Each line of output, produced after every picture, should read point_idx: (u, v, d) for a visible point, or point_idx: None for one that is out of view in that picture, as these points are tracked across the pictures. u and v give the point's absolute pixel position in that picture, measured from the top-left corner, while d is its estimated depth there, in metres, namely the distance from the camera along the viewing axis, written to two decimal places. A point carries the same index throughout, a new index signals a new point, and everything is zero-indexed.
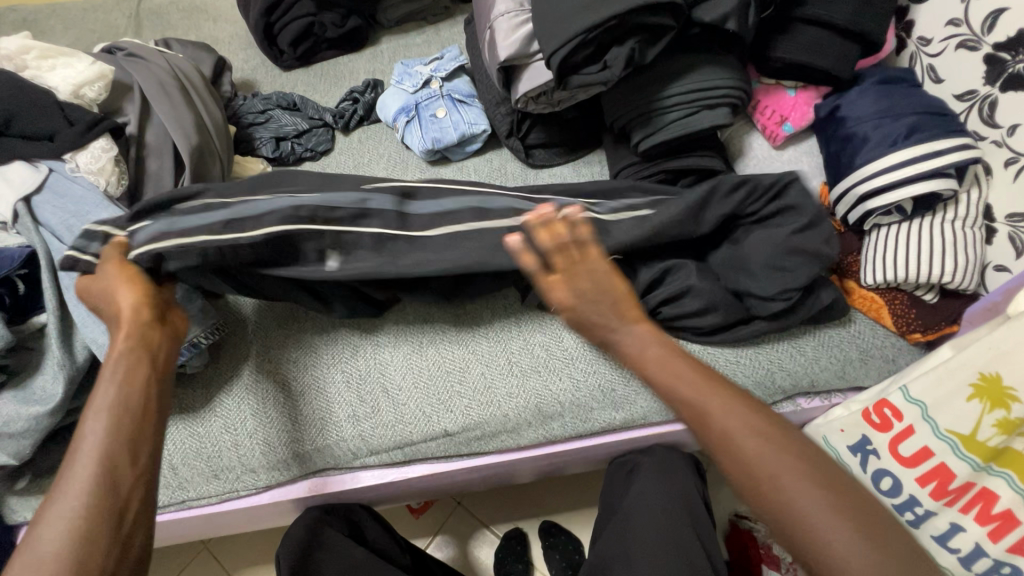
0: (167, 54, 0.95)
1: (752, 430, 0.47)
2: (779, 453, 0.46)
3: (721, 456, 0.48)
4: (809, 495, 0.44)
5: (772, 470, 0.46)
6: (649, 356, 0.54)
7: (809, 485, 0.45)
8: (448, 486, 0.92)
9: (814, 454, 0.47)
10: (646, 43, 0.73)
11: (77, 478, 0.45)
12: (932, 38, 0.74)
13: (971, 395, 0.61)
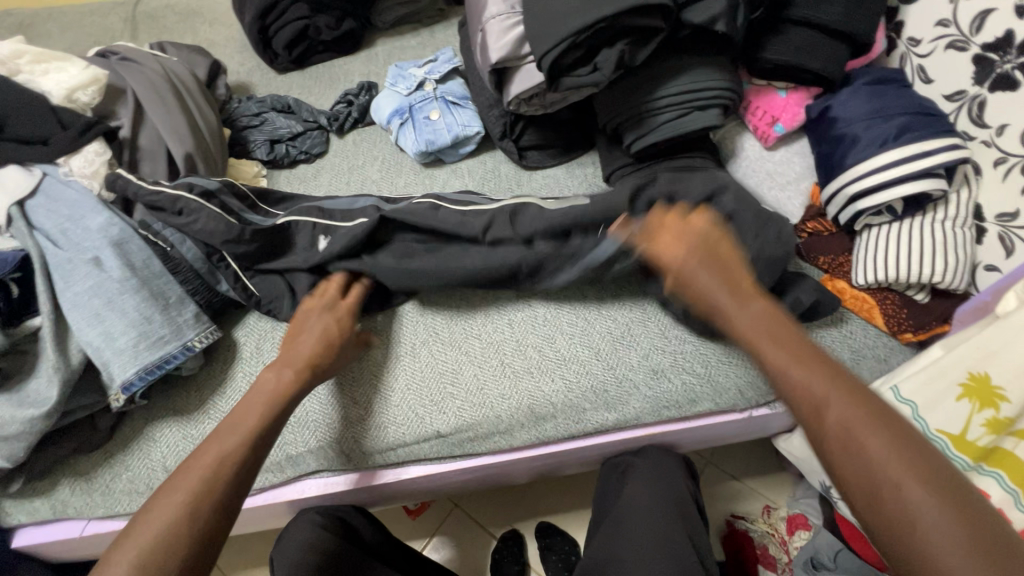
0: (160, 58, 0.95)
1: (872, 425, 0.42)
2: (899, 457, 0.41)
3: (830, 449, 0.43)
4: (928, 507, 0.38)
5: (858, 441, 0.42)
6: (760, 334, 0.50)
7: (928, 495, 0.39)
8: (446, 488, 0.92)
9: (940, 465, 0.41)
10: (636, 45, 0.73)
11: (191, 476, 0.52)
12: (922, 39, 0.75)
13: (960, 395, 0.61)
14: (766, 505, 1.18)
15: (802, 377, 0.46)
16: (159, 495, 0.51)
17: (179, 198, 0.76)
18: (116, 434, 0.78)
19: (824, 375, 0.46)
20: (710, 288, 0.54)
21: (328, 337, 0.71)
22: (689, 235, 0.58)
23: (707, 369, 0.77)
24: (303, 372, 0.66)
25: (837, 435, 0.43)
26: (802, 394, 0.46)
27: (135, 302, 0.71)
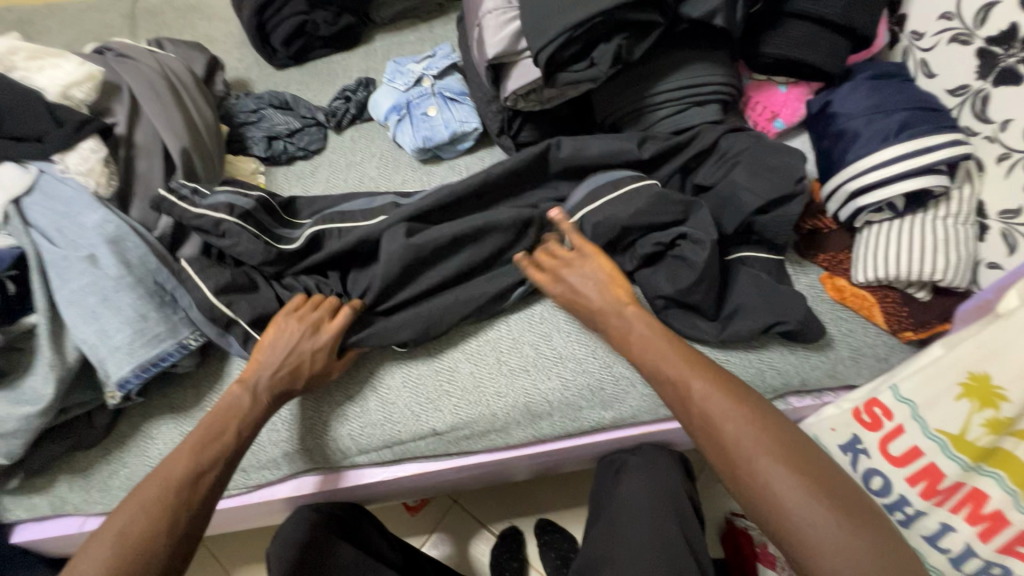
0: (157, 54, 0.95)
1: (731, 417, 0.57)
2: (755, 440, 0.56)
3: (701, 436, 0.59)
4: (773, 472, 0.54)
5: (758, 466, 0.55)
6: (635, 340, 0.66)
7: (776, 466, 0.55)
8: (442, 484, 0.92)
9: (792, 444, 0.56)
10: (634, 40, 0.73)
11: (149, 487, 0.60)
12: (925, 32, 0.73)
13: (960, 395, 0.60)
14: None
15: (699, 408, 0.59)
16: (114, 517, 0.59)
17: (219, 219, 0.75)
18: (114, 431, 0.78)
19: (721, 406, 0.58)
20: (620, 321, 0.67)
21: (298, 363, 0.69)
22: (569, 263, 0.72)
23: None
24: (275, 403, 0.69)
25: (702, 425, 0.59)
26: (714, 433, 0.58)
27: (130, 299, 0.71)
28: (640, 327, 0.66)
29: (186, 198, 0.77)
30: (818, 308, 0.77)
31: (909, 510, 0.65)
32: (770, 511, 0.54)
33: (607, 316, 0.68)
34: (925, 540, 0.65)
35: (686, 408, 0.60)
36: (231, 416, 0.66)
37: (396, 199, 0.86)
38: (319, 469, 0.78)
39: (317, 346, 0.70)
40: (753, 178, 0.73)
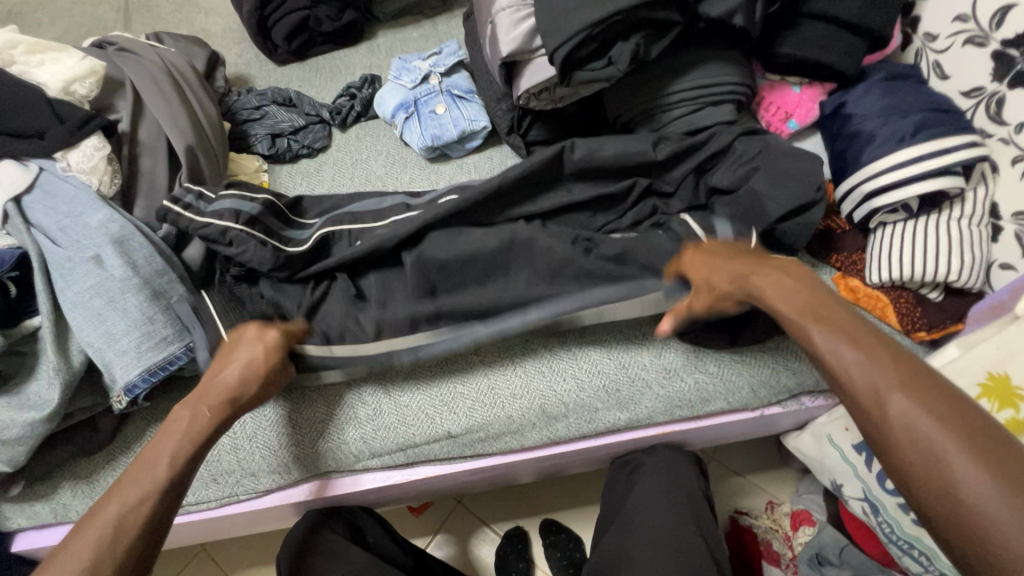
0: (158, 48, 0.92)
1: (921, 407, 0.49)
2: (944, 433, 0.47)
3: (879, 435, 0.50)
4: (975, 477, 0.44)
5: (957, 473, 0.45)
6: (807, 322, 0.59)
7: (975, 468, 0.45)
8: (448, 488, 0.91)
9: (983, 441, 0.46)
10: (651, 39, 0.72)
11: (80, 539, 0.56)
12: (938, 34, 0.74)
13: (979, 395, 0.59)
14: (769, 501, 1.19)
15: (884, 402, 0.50)
16: (78, 532, 0.56)
17: (226, 227, 0.74)
18: (119, 436, 0.76)
19: (915, 401, 0.49)
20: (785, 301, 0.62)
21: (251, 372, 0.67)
22: (714, 248, 0.69)
23: (718, 368, 0.76)
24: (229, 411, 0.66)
25: (881, 418, 0.50)
26: (891, 426, 0.49)
27: (137, 302, 0.69)
28: (794, 305, 0.61)
29: (191, 206, 0.76)
30: None
31: None
32: (944, 500, 0.45)
33: (781, 295, 0.63)
34: None
35: (854, 386, 0.53)
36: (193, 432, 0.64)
37: (407, 199, 0.86)
38: (307, 476, 0.77)
39: (266, 361, 0.68)
40: (772, 181, 0.73)
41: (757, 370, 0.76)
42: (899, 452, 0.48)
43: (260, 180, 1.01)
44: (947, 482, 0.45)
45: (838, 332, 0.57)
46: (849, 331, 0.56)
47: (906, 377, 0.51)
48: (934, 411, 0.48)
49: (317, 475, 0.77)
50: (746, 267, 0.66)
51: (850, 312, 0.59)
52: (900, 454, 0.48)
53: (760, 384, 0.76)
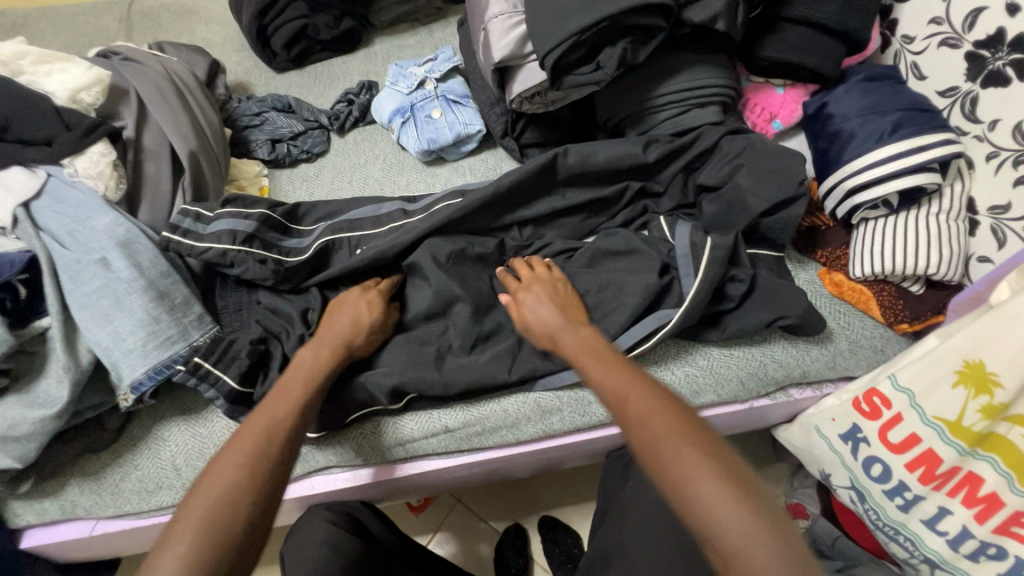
0: (161, 57, 0.95)
1: (676, 429, 0.52)
2: (695, 451, 0.51)
3: (649, 461, 0.52)
4: (714, 493, 0.48)
5: (695, 487, 0.49)
6: (589, 354, 0.64)
7: (712, 481, 0.49)
8: (455, 481, 0.94)
9: (717, 452, 0.51)
10: (638, 43, 0.74)
11: (214, 482, 0.52)
12: (915, 36, 0.76)
13: (956, 382, 0.62)
14: None
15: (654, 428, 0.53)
16: (204, 476, 0.53)
17: (226, 249, 0.79)
18: (125, 434, 0.78)
19: (676, 423, 0.53)
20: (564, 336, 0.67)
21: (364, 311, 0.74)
22: (537, 281, 0.75)
23: (708, 359, 0.78)
24: (336, 354, 0.68)
25: (650, 445, 0.52)
26: (657, 449, 0.52)
27: (142, 302, 0.72)
28: (568, 340, 0.66)
29: (190, 231, 0.79)
30: (817, 303, 0.80)
31: (909, 494, 0.69)
32: (686, 506, 0.49)
33: (563, 329, 0.68)
34: (925, 524, 0.69)
35: (619, 404, 0.57)
36: (304, 370, 0.65)
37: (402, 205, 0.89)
38: (375, 463, 0.79)
39: (375, 297, 0.76)
40: (755, 180, 0.76)
41: (745, 363, 0.78)
42: (655, 466, 0.52)
43: (260, 185, 1.03)
44: (684, 490, 0.49)
45: (609, 365, 0.61)
46: (603, 360, 0.62)
47: (660, 399, 0.55)
48: (672, 428, 0.53)
49: (385, 462, 0.80)
50: (554, 304, 0.71)
51: (609, 344, 0.65)
52: (652, 467, 0.52)
53: (749, 377, 0.78)
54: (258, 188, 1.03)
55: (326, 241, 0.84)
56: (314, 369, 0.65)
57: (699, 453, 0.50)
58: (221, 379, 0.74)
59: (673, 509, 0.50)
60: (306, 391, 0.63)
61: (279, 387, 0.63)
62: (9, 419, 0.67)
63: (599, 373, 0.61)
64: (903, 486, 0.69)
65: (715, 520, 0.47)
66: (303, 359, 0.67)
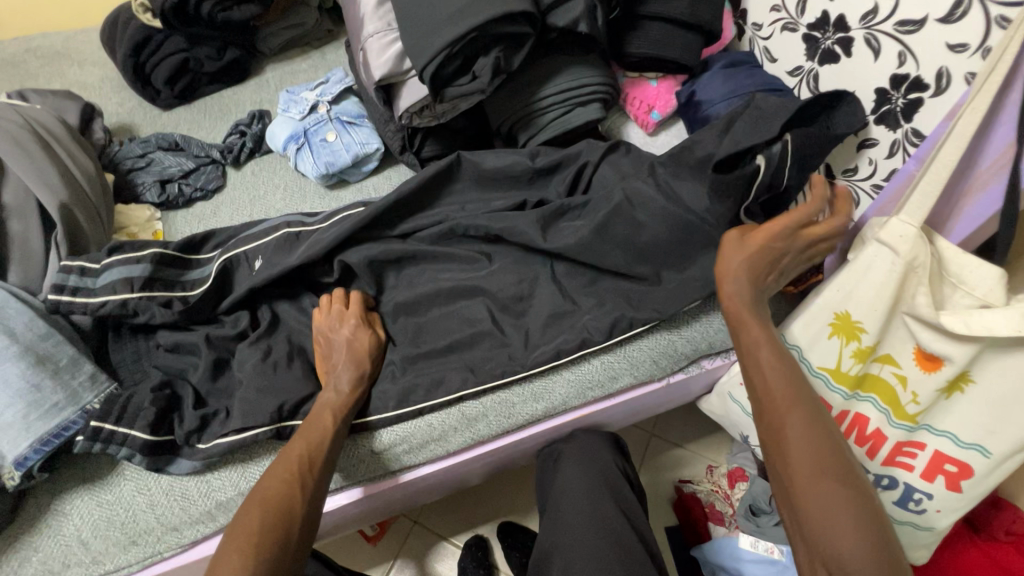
0: (19, 107, 0.89)
1: (814, 436, 0.52)
2: (819, 453, 0.51)
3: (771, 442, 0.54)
4: (839, 509, 0.48)
5: (815, 493, 0.49)
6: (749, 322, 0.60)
7: (837, 496, 0.49)
8: (407, 500, 0.93)
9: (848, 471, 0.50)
10: (510, 50, 0.77)
11: (251, 515, 0.59)
12: (762, 23, 0.83)
13: (831, 333, 0.67)
14: (709, 466, 1.25)
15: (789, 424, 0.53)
16: (250, 497, 0.61)
17: (126, 299, 0.76)
18: (19, 516, 0.72)
19: (805, 424, 0.52)
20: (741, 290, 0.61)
21: (358, 353, 0.75)
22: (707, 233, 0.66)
23: (621, 346, 0.81)
24: (357, 382, 0.73)
25: (772, 427, 0.54)
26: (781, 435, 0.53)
27: (18, 370, 0.67)
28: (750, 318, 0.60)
29: (79, 287, 0.75)
30: None
31: None
32: (819, 527, 0.48)
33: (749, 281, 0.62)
34: None
35: (771, 403, 0.55)
36: (327, 409, 0.70)
37: (300, 220, 0.87)
38: (371, 478, 0.78)
39: (366, 337, 0.76)
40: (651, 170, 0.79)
41: (654, 343, 0.81)
42: (782, 467, 0.52)
43: (154, 229, 0.98)
44: (824, 515, 0.48)
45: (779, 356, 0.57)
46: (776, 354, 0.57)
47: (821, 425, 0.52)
48: (822, 453, 0.51)
49: (382, 476, 0.78)
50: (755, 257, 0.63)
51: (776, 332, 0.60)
52: (789, 471, 0.51)
53: (662, 355, 0.81)
54: (152, 233, 0.98)
55: (224, 262, 0.81)
56: (340, 402, 0.71)
57: (849, 489, 0.49)
58: (129, 435, 0.69)
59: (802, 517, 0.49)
60: (334, 424, 0.69)
61: (306, 424, 0.68)
62: None
63: (774, 364, 0.56)
64: None
65: (848, 548, 0.46)
66: (325, 396, 0.72)
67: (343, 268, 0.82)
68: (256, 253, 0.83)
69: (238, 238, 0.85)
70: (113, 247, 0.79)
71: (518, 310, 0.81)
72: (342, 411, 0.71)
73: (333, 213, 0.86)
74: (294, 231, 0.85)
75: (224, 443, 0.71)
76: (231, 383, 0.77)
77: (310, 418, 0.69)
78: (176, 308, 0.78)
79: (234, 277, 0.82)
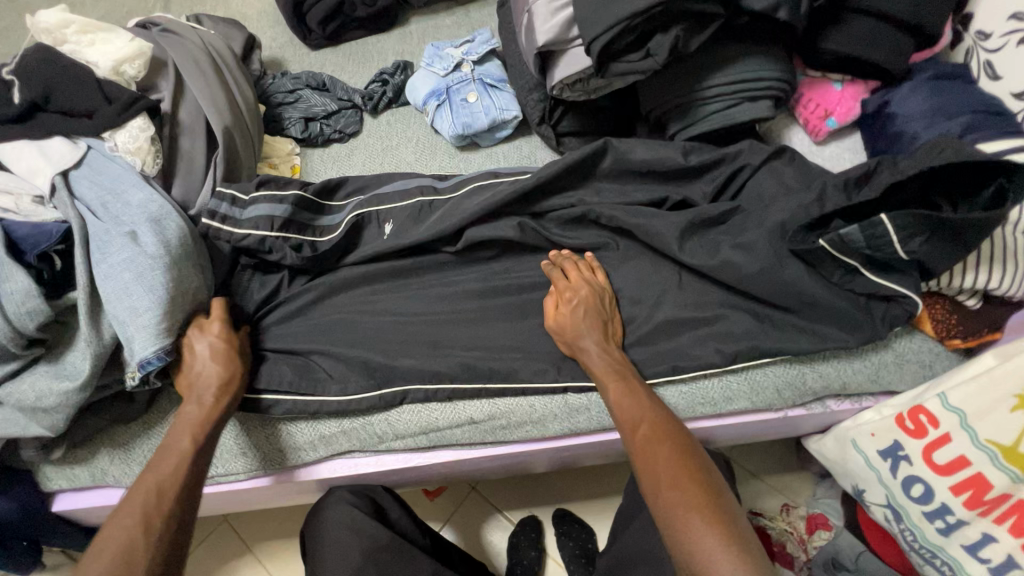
0: (199, 30, 0.95)
1: (675, 454, 0.61)
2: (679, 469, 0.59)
3: (639, 461, 0.62)
4: (695, 517, 0.55)
5: (679, 502, 0.56)
6: (608, 369, 0.70)
7: (698, 502, 0.56)
8: (482, 472, 0.93)
9: (710, 484, 0.58)
10: (691, 31, 0.71)
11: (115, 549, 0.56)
12: (992, 33, 0.72)
13: (1015, 406, 0.60)
14: (784, 504, 1.10)
15: (642, 438, 0.63)
16: (109, 523, 0.59)
17: (265, 236, 0.78)
18: (153, 408, 0.79)
19: (657, 438, 0.62)
20: (583, 331, 0.72)
21: (221, 372, 0.70)
22: (574, 288, 0.74)
23: (745, 369, 0.75)
24: (222, 400, 0.69)
25: (643, 446, 0.62)
26: (647, 457, 0.61)
27: (163, 280, 0.69)
28: (596, 360, 0.70)
29: (228, 215, 0.78)
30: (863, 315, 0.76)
31: (951, 518, 0.66)
32: (674, 539, 0.55)
33: (591, 338, 0.71)
34: (966, 550, 0.66)
35: (629, 431, 0.64)
36: (187, 427, 0.66)
37: (431, 182, 0.88)
38: (276, 469, 0.78)
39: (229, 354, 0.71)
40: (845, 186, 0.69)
41: (782, 372, 0.74)
42: (651, 486, 0.59)
43: (292, 163, 1.02)
44: (677, 524, 0.55)
45: (630, 391, 0.67)
46: (629, 388, 0.68)
47: (668, 446, 0.61)
48: (676, 468, 0.59)
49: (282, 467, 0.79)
50: (591, 325, 0.72)
51: (632, 369, 0.71)
52: (647, 495, 0.59)
53: (787, 386, 0.75)
54: (290, 167, 1.02)
55: (356, 216, 0.83)
56: (201, 419, 0.67)
57: (693, 497, 0.56)
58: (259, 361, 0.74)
59: (660, 532, 0.57)
60: (191, 444, 0.65)
61: (161, 449, 0.65)
62: (37, 390, 0.66)
63: (621, 393, 0.67)
64: (946, 509, 0.66)
65: (699, 554, 0.53)
66: (189, 410, 0.67)
67: (472, 232, 0.81)
68: (387, 215, 0.85)
69: (371, 195, 0.86)
70: (261, 180, 0.83)
71: (638, 308, 0.77)
72: (201, 428, 0.66)
73: (466, 184, 0.85)
74: (427, 200, 0.85)
75: (336, 403, 0.75)
76: (352, 325, 0.80)
77: (175, 434, 0.66)
78: (304, 253, 0.80)
79: (366, 226, 0.85)
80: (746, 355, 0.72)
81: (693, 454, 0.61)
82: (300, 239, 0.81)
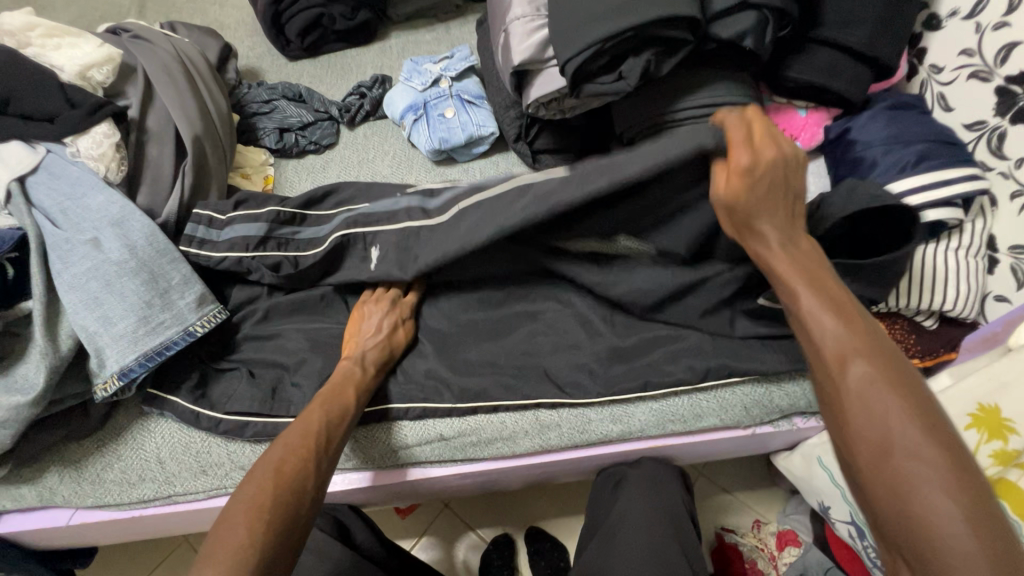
0: (173, 38, 0.93)
1: (899, 394, 0.43)
2: (907, 412, 0.42)
3: (842, 404, 0.45)
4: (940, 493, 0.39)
5: (916, 468, 0.40)
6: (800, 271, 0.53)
7: (940, 470, 0.40)
8: (454, 489, 0.92)
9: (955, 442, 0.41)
10: (662, 55, 0.73)
11: (269, 476, 0.56)
12: (944, 67, 0.76)
13: (969, 425, 0.62)
14: (755, 520, 1.11)
15: (852, 375, 0.45)
16: (264, 457, 0.59)
17: (241, 257, 0.77)
18: (109, 423, 0.76)
19: (875, 371, 0.45)
20: (772, 226, 0.54)
21: (395, 341, 0.75)
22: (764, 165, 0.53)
23: (713, 388, 0.76)
24: (378, 365, 0.73)
25: (855, 385, 0.45)
26: (855, 401, 0.44)
27: (134, 286, 0.68)
28: (779, 167, 0.53)
29: (205, 238, 0.78)
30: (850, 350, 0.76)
31: None
32: (900, 514, 0.40)
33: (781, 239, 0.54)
34: None
35: (834, 363, 0.47)
36: (348, 383, 0.69)
37: (421, 199, 0.80)
38: (379, 467, 0.76)
39: (405, 329, 0.77)
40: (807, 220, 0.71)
41: (747, 390, 0.75)
42: (865, 436, 0.43)
43: (265, 174, 1.01)
44: (907, 495, 0.40)
45: (831, 306, 0.50)
46: (832, 301, 0.50)
47: (906, 391, 0.43)
48: (905, 416, 0.42)
49: (389, 467, 0.77)
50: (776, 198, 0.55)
51: (831, 271, 0.53)
52: (860, 455, 0.43)
53: (754, 403, 0.75)
54: (263, 177, 1.01)
55: (340, 238, 0.78)
56: (354, 381, 0.70)
57: (939, 460, 0.40)
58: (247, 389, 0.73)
59: (880, 509, 0.42)
60: (355, 398, 0.68)
61: (326, 395, 0.67)
62: None
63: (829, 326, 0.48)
64: None
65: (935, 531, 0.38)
66: (345, 367, 0.71)
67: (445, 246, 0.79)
68: (375, 238, 0.79)
69: (358, 212, 0.80)
70: (238, 200, 0.82)
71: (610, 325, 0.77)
72: (362, 388, 0.70)
73: (458, 203, 0.75)
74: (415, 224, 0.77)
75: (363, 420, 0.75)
76: (323, 337, 0.79)
77: (331, 381, 0.69)
78: (284, 271, 0.78)
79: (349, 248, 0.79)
80: (715, 372, 0.73)
81: (924, 391, 0.44)
82: (274, 253, 0.78)
